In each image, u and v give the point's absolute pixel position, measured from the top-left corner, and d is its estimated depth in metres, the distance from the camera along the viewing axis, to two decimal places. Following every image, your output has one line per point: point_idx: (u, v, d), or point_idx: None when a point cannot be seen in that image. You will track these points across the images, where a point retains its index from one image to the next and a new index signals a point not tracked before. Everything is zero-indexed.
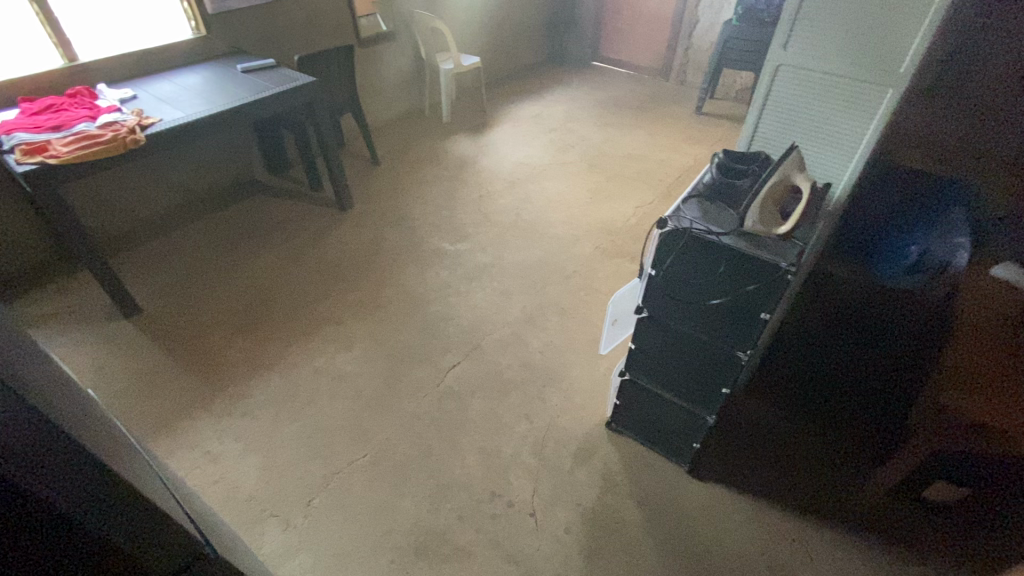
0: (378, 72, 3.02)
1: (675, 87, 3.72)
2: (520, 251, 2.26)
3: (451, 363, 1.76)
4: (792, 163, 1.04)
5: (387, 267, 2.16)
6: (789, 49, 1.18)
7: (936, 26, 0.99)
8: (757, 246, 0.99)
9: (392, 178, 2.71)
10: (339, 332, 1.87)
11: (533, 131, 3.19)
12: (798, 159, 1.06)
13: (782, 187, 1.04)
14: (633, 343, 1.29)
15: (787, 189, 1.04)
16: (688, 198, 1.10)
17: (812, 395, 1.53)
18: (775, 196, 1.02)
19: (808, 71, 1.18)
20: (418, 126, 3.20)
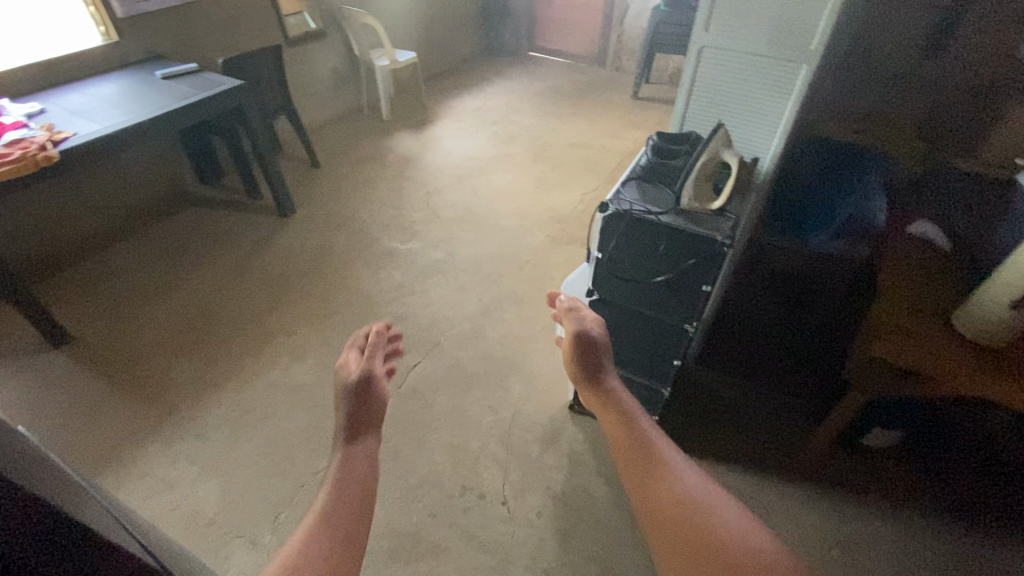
0: (310, 72, 2.93)
1: (610, 73, 3.80)
2: (472, 245, 2.26)
3: (411, 362, 1.75)
4: (719, 141, 1.09)
5: (337, 272, 2.11)
6: (710, 32, 1.16)
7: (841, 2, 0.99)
8: (693, 222, 1.04)
9: (335, 180, 2.64)
10: (293, 342, 1.82)
11: (476, 123, 3.18)
12: (725, 136, 1.11)
13: (712, 165, 1.09)
14: None
15: (716, 165, 1.10)
16: (626, 181, 1.14)
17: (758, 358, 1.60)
18: (706, 173, 1.08)
19: (729, 53, 1.16)
20: (358, 125, 3.12)
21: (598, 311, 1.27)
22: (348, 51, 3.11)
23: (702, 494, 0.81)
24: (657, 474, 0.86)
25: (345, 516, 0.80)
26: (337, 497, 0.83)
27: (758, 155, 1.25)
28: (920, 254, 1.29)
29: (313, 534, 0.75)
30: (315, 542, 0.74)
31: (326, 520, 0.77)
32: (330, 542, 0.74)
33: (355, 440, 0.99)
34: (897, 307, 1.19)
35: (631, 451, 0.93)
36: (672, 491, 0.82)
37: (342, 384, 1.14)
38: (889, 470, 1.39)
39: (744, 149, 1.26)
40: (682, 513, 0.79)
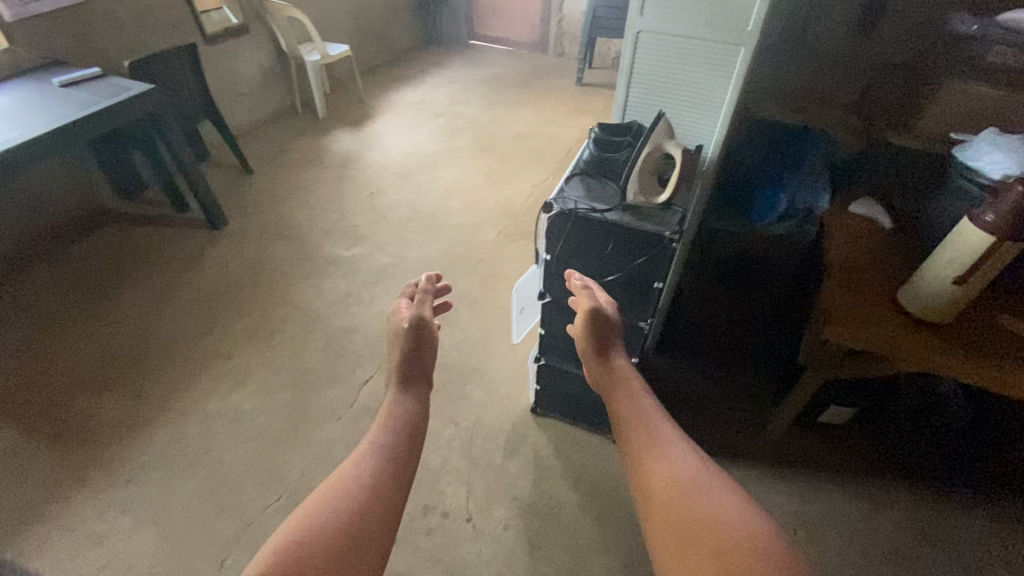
0: (234, 71, 2.73)
1: (554, 59, 3.73)
2: (421, 246, 2.17)
3: (363, 378, 1.65)
4: (661, 131, 1.04)
5: (277, 286, 1.98)
6: (645, 15, 1.10)
7: None
8: (639, 218, 0.99)
9: (270, 186, 2.48)
10: (233, 367, 1.69)
11: (418, 117, 3.06)
12: (667, 125, 1.06)
13: (655, 157, 1.04)
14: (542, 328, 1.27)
15: (661, 156, 1.04)
16: (572, 177, 1.09)
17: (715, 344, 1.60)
18: (651, 165, 1.03)
19: (666, 36, 1.10)
20: (292, 125, 2.94)
21: (552, 312, 1.22)
22: (275, 47, 2.92)
23: (698, 477, 0.81)
24: (658, 454, 0.86)
25: (393, 443, 0.95)
26: (388, 428, 0.99)
27: (702, 142, 1.21)
28: (869, 233, 1.27)
29: (369, 453, 0.92)
30: (372, 458, 0.90)
31: (377, 442, 0.94)
32: (382, 460, 0.91)
33: (400, 388, 1.09)
34: (850, 287, 1.18)
35: (635, 432, 0.92)
36: (670, 473, 0.82)
37: (396, 330, 1.17)
38: (845, 446, 1.42)
39: (687, 137, 1.22)
40: (680, 495, 0.79)
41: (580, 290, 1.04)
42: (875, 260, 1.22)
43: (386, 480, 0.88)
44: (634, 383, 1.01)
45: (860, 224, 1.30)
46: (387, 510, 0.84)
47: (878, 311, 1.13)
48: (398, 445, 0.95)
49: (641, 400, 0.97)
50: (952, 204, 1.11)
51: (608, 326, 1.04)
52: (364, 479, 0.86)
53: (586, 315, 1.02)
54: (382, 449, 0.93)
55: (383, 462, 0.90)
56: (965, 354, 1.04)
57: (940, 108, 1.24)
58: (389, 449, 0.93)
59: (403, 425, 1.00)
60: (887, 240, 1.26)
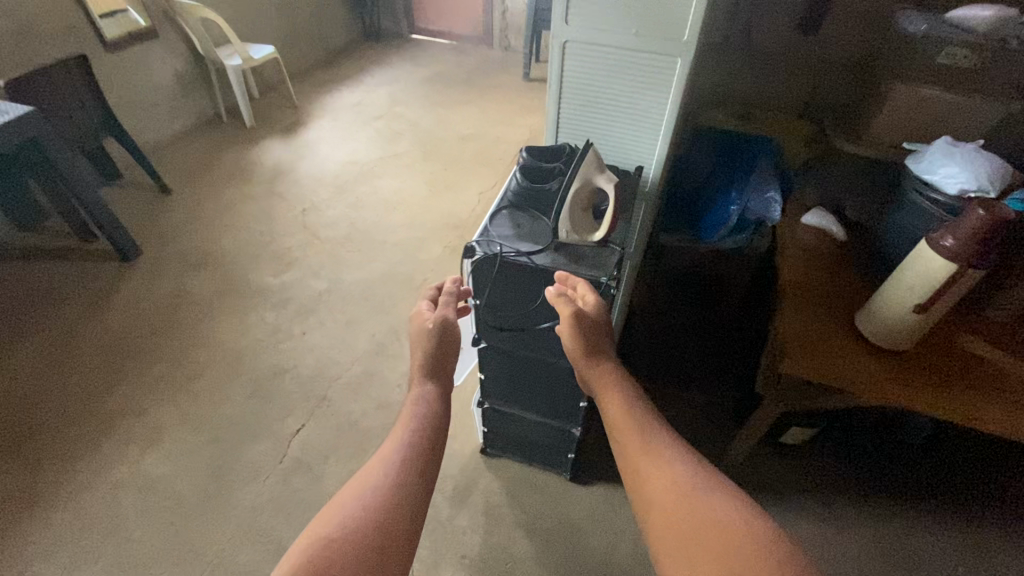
0: (144, 79, 2.46)
1: (499, 53, 3.56)
2: (359, 269, 2.00)
3: (294, 427, 1.50)
4: (589, 162, 0.92)
5: (197, 325, 1.78)
6: (571, 24, 0.97)
7: None
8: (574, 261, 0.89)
9: (190, 207, 2.25)
10: (144, 426, 1.51)
11: (356, 122, 2.85)
12: (596, 157, 0.93)
13: (586, 192, 0.92)
14: (480, 374, 1.14)
15: (592, 190, 0.93)
16: (499, 213, 0.97)
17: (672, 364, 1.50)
18: (581, 203, 0.92)
19: (596, 47, 0.98)
20: (216, 135, 2.69)
21: (488, 359, 1.09)
22: (191, 51, 2.65)
23: (703, 490, 0.70)
24: (658, 465, 0.74)
25: (410, 449, 0.82)
26: (403, 431, 0.86)
27: (643, 162, 1.10)
28: (819, 249, 1.20)
29: (385, 461, 0.79)
30: (387, 469, 0.78)
31: (392, 449, 0.82)
32: (402, 469, 0.78)
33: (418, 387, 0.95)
34: (806, 310, 1.11)
35: (631, 439, 0.80)
36: (673, 489, 0.71)
37: (419, 333, 0.99)
38: (806, 466, 1.36)
39: (627, 156, 1.10)
40: (686, 511, 0.68)
41: (556, 299, 0.86)
42: (831, 279, 1.15)
43: (405, 490, 0.75)
44: (624, 380, 0.88)
45: (810, 237, 1.22)
46: (408, 527, 0.72)
47: (834, 339, 1.05)
48: (416, 450, 0.82)
49: (636, 404, 0.84)
50: (906, 219, 1.03)
51: (598, 330, 0.87)
52: (382, 492, 0.74)
53: (569, 324, 0.84)
54: (399, 457, 0.80)
55: (401, 470, 0.78)
56: (929, 382, 0.98)
57: (896, 114, 1.17)
58: (407, 456, 0.81)
59: (422, 426, 0.87)
60: (839, 253, 1.19)
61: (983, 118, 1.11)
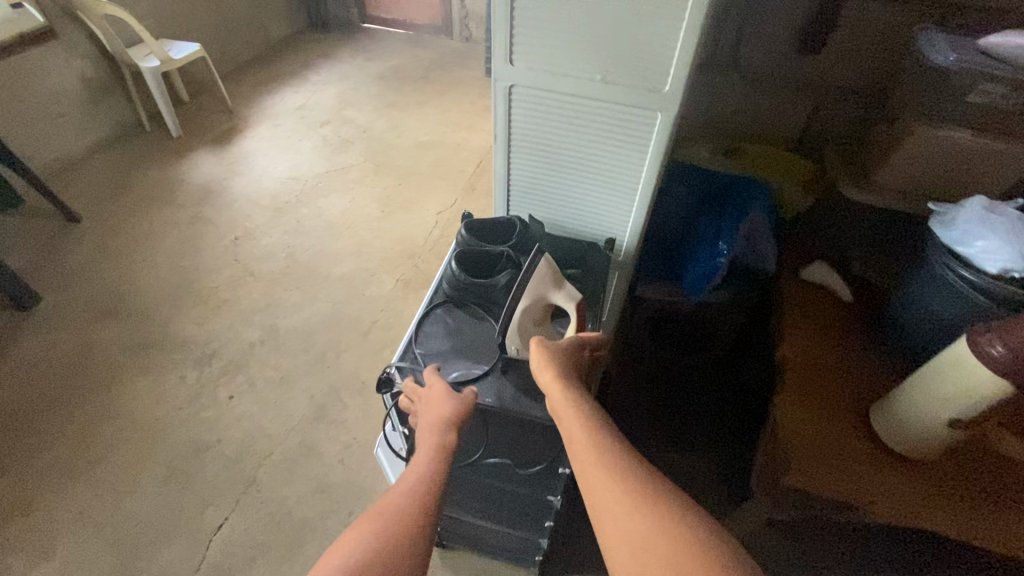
0: (41, 86, 2.11)
1: (460, 45, 3.25)
2: (298, 310, 1.74)
3: (215, 523, 1.29)
4: (545, 278, 0.87)
5: (104, 392, 1.51)
6: (516, 65, 0.87)
7: (695, 35, 0.75)
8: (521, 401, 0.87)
9: (99, 239, 1.94)
10: (32, 530, 1.27)
11: (299, 128, 2.54)
12: (551, 272, 0.88)
13: (538, 308, 0.88)
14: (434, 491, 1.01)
15: (547, 306, 0.89)
16: (451, 317, 0.96)
17: (669, 417, 1.31)
18: (532, 319, 0.88)
19: (547, 93, 0.89)
20: (135, 147, 2.35)
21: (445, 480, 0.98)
22: (101, 51, 2.28)
23: (661, 514, 0.62)
24: (613, 485, 0.66)
25: (403, 515, 0.65)
26: (396, 494, 0.68)
27: (612, 218, 1.04)
28: (818, 311, 1.11)
29: (366, 530, 0.63)
30: (368, 536, 0.62)
31: (378, 513, 0.65)
32: (389, 532, 0.63)
33: (425, 438, 0.76)
34: (810, 404, 0.98)
35: (584, 452, 0.70)
36: (630, 514, 0.63)
37: (436, 401, 0.80)
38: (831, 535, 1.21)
39: (598, 213, 1.04)
40: (645, 546, 0.61)
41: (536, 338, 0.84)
42: (830, 353, 1.05)
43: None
44: (581, 386, 0.79)
45: (810, 296, 1.14)
46: None
47: (831, 444, 0.93)
48: (409, 521, 0.64)
49: (592, 412, 0.74)
50: (926, 298, 0.91)
51: (566, 357, 0.82)
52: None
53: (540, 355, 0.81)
54: (387, 526, 0.63)
55: (395, 528, 0.63)
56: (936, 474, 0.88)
57: (906, 160, 1.04)
58: (397, 520, 0.64)
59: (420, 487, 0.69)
60: (846, 321, 1.10)
61: (1007, 168, 0.99)
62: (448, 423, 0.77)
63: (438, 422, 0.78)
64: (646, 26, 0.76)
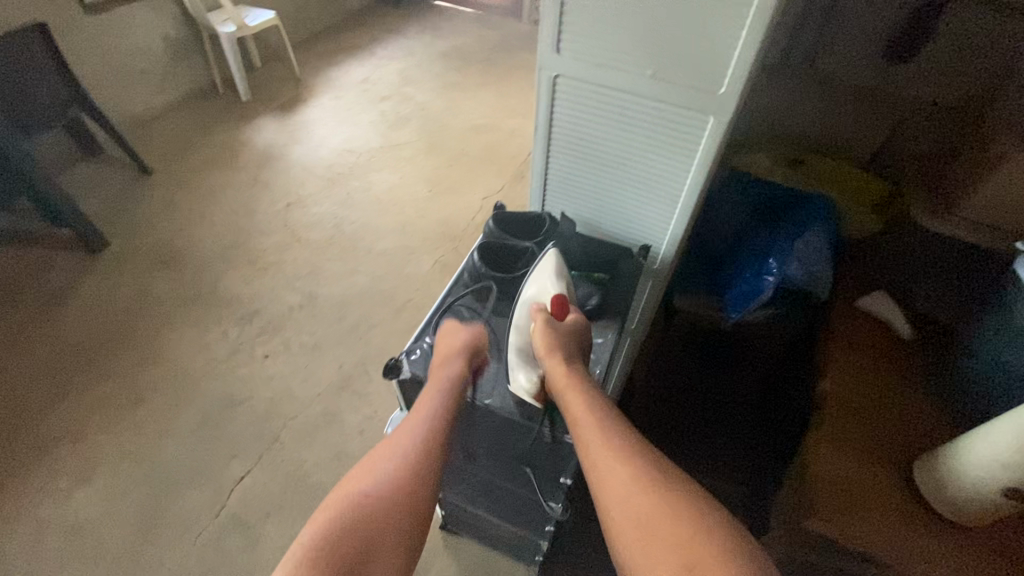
0: (128, 44, 2.23)
1: (527, 29, 3.19)
2: (338, 280, 1.79)
3: (237, 474, 1.36)
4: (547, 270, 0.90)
5: (154, 337, 1.61)
6: (563, 54, 0.83)
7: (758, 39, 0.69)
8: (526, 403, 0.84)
9: (166, 193, 2.05)
10: (78, 455, 1.38)
11: (360, 101, 2.58)
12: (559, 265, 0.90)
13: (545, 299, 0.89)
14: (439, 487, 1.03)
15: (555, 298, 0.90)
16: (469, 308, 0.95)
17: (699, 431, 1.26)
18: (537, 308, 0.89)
19: (592, 86, 0.85)
20: (207, 109, 2.46)
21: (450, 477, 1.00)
22: (184, 14, 2.39)
23: (670, 501, 0.65)
24: (620, 471, 0.69)
25: (416, 453, 0.75)
26: (410, 425, 0.79)
27: (653, 226, 0.99)
28: (868, 343, 1.04)
29: (383, 464, 0.74)
30: (383, 473, 0.73)
31: (395, 446, 0.76)
32: (398, 471, 0.73)
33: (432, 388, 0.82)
34: (847, 442, 0.92)
35: (590, 437, 0.73)
36: (636, 492, 0.67)
37: (451, 331, 0.88)
38: None
39: (640, 220, 1.00)
40: (654, 528, 0.64)
41: (536, 310, 0.86)
42: (874, 390, 0.98)
43: (396, 511, 0.70)
44: (582, 376, 0.81)
45: (861, 325, 1.07)
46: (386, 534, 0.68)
47: (865, 490, 0.87)
48: (416, 465, 0.74)
49: (596, 400, 0.77)
50: None
51: (568, 337, 0.84)
52: (366, 511, 0.69)
53: (542, 333, 0.83)
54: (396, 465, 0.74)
55: (405, 468, 0.73)
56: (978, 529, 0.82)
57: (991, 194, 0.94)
58: (405, 459, 0.74)
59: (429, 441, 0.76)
60: (898, 359, 1.02)
61: None
62: (456, 367, 0.83)
63: (450, 352, 0.85)
64: (704, 22, 0.71)
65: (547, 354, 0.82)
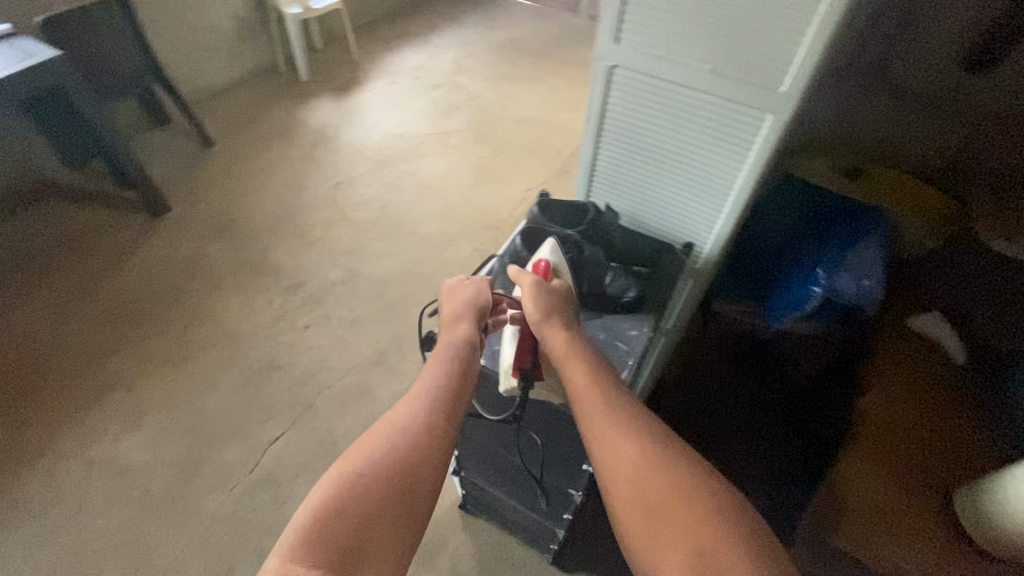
0: (201, 21, 2.35)
1: (583, 24, 3.17)
2: (379, 259, 1.84)
3: (272, 435, 1.42)
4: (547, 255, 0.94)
5: (205, 299, 1.70)
6: (621, 44, 0.83)
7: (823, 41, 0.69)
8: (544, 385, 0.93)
9: (225, 164, 2.15)
10: (130, 402, 1.47)
11: (413, 87, 2.63)
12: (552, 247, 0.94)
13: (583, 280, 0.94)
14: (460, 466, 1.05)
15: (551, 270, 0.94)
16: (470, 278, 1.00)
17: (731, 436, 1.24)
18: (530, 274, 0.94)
19: (647, 77, 0.85)
20: (269, 87, 2.56)
21: (472, 457, 1.02)
22: None
23: (678, 483, 0.68)
24: (628, 450, 0.71)
25: (423, 421, 0.76)
26: (415, 394, 0.80)
27: (699, 223, 0.98)
28: (913, 362, 1.00)
29: (388, 437, 0.74)
30: (388, 444, 0.73)
31: (399, 417, 0.76)
32: (405, 441, 0.73)
33: (433, 363, 0.85)
34: (884, 463, 0.89)
35: (595, 414, 0.75)
36: (645, 472, 0.69)
37: (454, 293, 0.95)
38: None
39: (686, 217, 0.99)
40: (661, 507, 0.66)
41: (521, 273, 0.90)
42: (917, 410, 0.95)
43: (407, 479, 0.70)
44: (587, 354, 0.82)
45: (908, 343, 1.03)
46: (400, 503, 0.68)
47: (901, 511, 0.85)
48: (423, 434, 0.75)
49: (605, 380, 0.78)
50: None
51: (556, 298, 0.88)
52: (370, 483, 0.68)
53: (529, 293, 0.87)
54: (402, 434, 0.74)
55: (412, 439, 0.74)
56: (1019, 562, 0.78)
57: None
58: (411, 428, 0.75)
59: (434, 411, 0.78)
60: (945, 380, 0.99)
61: None
62: (460, 333, 0.89)
63: (454, 314, 0.92)
64: (771, 19, 0.71)
65: (536, 316, 0.85)
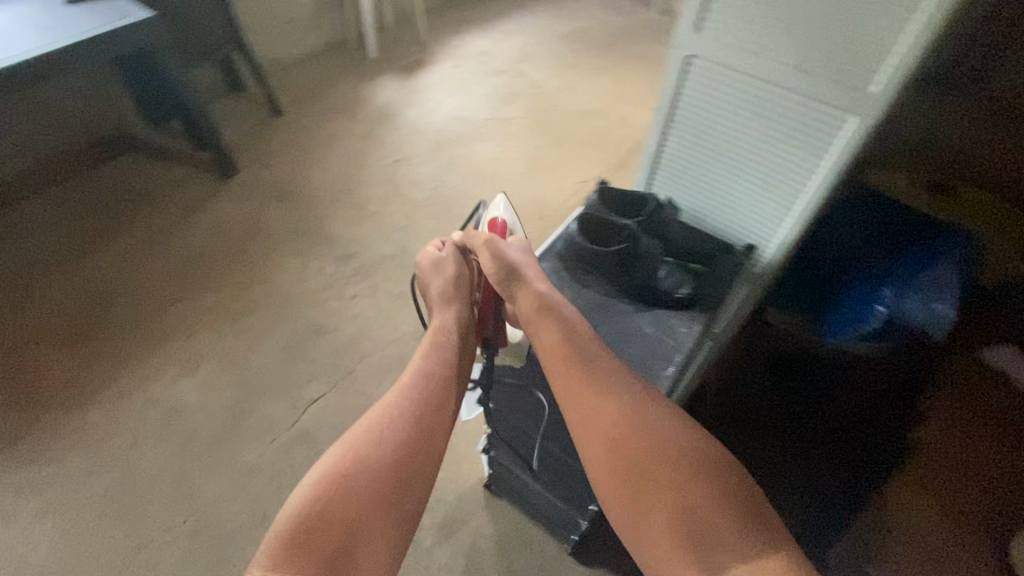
0: None
1: (655, 18, 3.08)
2: (428, 238, 1.87)
3: (314, 395, 1.48)
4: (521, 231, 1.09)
5: (263, 261, 1.78)
6: (702, 34, 0.82)
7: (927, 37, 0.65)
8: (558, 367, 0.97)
9: (291, 134, 2.24)
10: (187, 349, 1.57)
11: (476, 72, 2.64)
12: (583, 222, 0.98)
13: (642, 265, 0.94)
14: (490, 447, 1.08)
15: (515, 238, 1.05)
16: (444, 245, 1.09)
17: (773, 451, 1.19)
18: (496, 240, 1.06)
19: (726, 70, 0.83)
20: (338, 62, 2.63)
21: (502, 440, 1.04)
22: None
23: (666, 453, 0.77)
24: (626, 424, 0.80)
25: (421, 408, 0.85)
26: (410, 380, 0.88)
27: (763, 228, 0.95)
28: None
29: (387, 422, 0.82)
30: (388, 430, 0.81)
31: (398, 403, 0.85)
32: (403, 426, 0.82)
33: (427, 346, 0.93)
34: None
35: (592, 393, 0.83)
36: (639, 443, 0.78)
37: (433, 267, 1.04)
38: None
39: (751, 220, 0.96)
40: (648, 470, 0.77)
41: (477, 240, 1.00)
42: None
43: (407, 463, 0.80)
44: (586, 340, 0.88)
45: None
46: (400, 484, 0.78)
47: None
48: (420, 418, 0.84)
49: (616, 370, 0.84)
50: None
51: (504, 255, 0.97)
52: (369, 469, 0.77)
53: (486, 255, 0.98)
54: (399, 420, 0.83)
55: (410, 425, 0.82)
56: None
57: None
58: (408, 415, 0.83)
59: (426, 399, 0.86)
60: None
61: None
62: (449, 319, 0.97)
63: (442, 296, 1.00)
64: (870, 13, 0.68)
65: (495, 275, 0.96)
